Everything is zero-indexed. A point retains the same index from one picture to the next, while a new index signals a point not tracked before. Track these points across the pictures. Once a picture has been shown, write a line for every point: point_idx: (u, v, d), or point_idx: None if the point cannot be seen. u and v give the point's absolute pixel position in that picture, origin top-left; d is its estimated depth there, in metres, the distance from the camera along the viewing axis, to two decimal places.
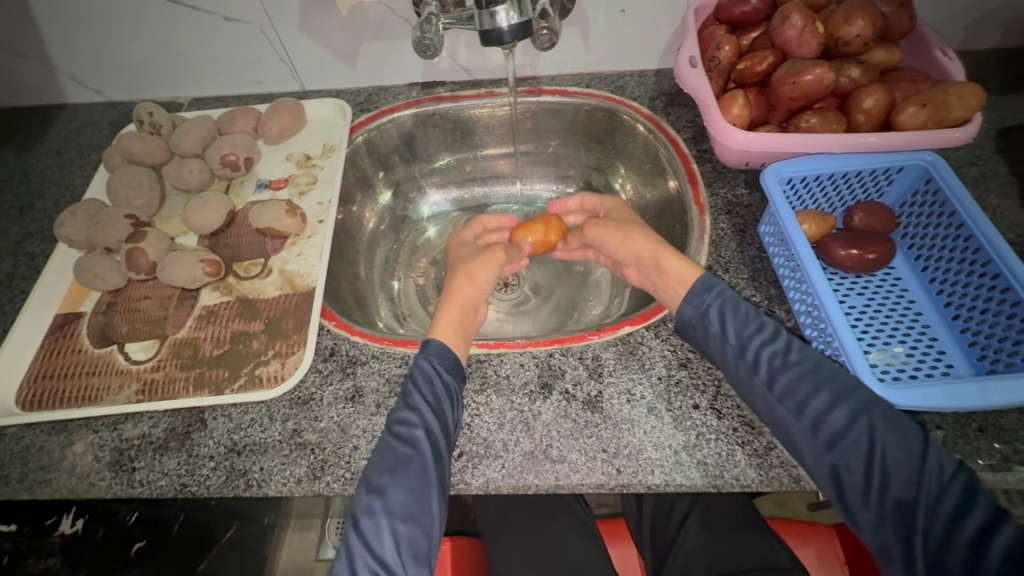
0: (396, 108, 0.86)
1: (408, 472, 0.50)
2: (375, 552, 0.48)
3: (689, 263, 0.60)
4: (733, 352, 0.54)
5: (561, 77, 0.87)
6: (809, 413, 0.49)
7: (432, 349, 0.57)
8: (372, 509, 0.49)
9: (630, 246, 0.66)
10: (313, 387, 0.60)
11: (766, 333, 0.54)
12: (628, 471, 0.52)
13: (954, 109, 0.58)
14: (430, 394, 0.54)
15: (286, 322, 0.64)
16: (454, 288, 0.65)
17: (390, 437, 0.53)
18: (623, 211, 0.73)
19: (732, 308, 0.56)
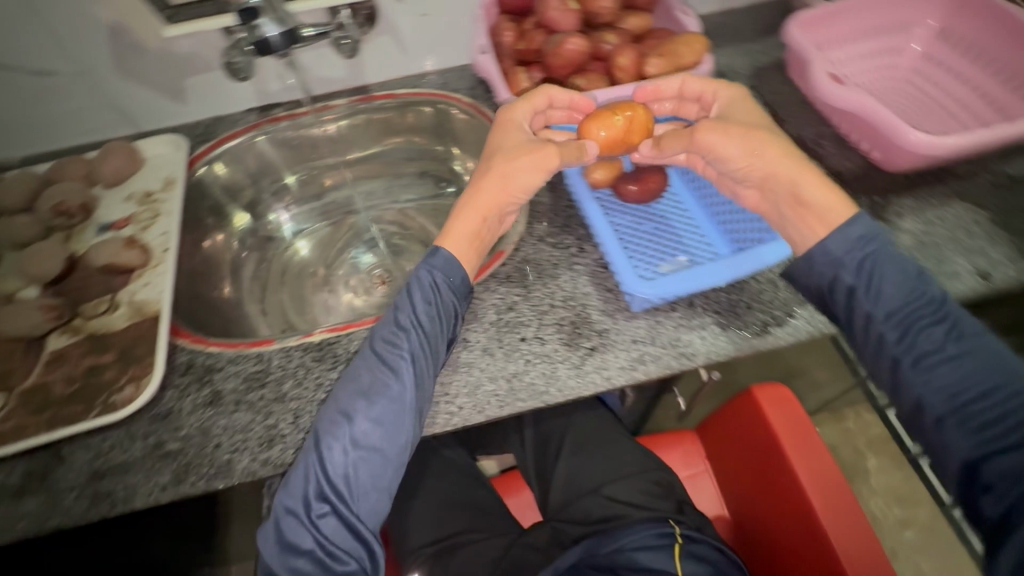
0: (237, 133, 0.89)
1: (381, 401, 0.56)
2: (334, 473, 0.55)
3: (842, 197, 0.58)
4: (879, 315, 0.54)
5: (390, 83, 0.95)
6: (956, 400, 0.50)
7: (434, 264, 0.61)
8: (338, 431, 0.55)
9: (754, 156, 0.59)
10: (172, 401, 0.62)
11: (928, 308, 0.53)
12: (467, 406, 0.60)
13: (685, 55, 0.70)
14: (425, 324, 0.59)
15: (139, 348, 0.66)
16: (482, 187, 0.61)
17: (375, 359, 0.58)
18: (754, 109, 0.63)
19: (886, 272, 0.55)
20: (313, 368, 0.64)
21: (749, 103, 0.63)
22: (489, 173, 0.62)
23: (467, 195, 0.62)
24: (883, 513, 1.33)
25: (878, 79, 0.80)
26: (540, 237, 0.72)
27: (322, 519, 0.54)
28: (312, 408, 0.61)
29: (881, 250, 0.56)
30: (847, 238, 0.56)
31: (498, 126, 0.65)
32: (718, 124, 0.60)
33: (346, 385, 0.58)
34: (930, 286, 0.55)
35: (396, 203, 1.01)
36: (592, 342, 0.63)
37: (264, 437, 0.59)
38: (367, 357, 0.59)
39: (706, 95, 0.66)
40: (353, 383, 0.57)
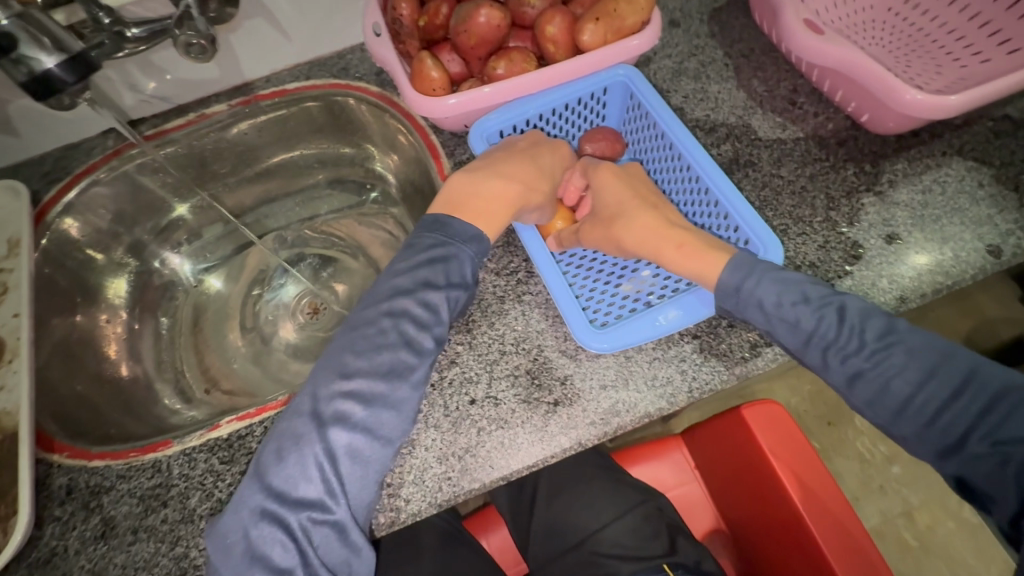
0: (93, 167, 0.72)
1: (401, 385, 0.47)
2: (337, 470, 0.45)
3: (716, 248, 0.51)
4: (795, 346, 0.48)
5: (277, 75, 0.76)
6: (907, 413, 0.44)
7: (476, 248, 0.52)
8: (348, 418, 0.46)
9: (619, 249, 0.54)
10: (54, 540, 0.51)
11: (829, 324, 0.46)
12: (415, 499, 0.50)
13: (626, 16, 0.55)
14: (459, 302, 0.52)
15: (1, 477, 0.53)
16: (539, 179, 0.56)
17: (399, 336, 0.48)
18: (625, 184, 0.55)
19: (778, 305, 0.47)
20: (225, 473, 0.52)
21: (621, 178, 0.55)
22: (535, 184, 0.55)
23: (510, 190, 0.54)
24: (871, 452, 1.24)
25: (856, 13, 0.67)
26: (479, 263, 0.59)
27: (313, 524, 0.44)
28: None
29: (758, 285, 0.48)
30: (720, 287, 0.49)
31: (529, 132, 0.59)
32: (592, 224, 0.55)
33: (357, 359, 0.48)
34: (821, 301, 0.47)
35: (313, 217, 0.87)
36: (554, 394, 0.53)
37: (173, 572, 0.49)
38: (389, 331, 0.49)
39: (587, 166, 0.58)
40: (365, 360, 0.48)
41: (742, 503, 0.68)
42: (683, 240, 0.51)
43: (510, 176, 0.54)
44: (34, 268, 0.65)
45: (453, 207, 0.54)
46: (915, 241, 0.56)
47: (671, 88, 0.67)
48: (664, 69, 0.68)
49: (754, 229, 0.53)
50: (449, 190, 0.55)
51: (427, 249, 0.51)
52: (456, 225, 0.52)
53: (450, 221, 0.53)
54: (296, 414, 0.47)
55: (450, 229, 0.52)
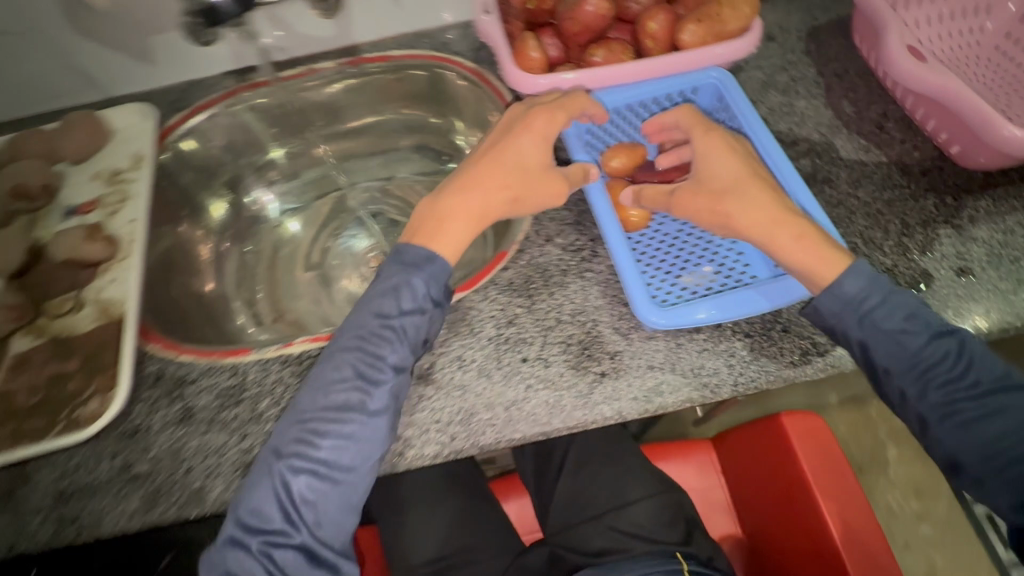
0: (212, 101, 0.79)
1: (356, 419, 0.50)
2: (295, 498, 0.49)
3: (832, 251, 0.51)
4: (899, 369, 0.48)
5: (384, 42, 0.82)
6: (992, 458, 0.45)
7: (428, 272, 0.53)
8: (304, 453, 0.49)
9: (721, 226, 0.54)
10: (140, 418, 0.57)
11: (949, 362, 0.48)
12: (460, 437, 0.54)
13: (728, 21, 0.58)
14: (419, 333, 0.53)
15: (104, 355, 0.60)
16: (490, 190, 0.55)
17: (353, 370, 0.51)
18: (736, 159, 0.54)
19: (901, 329, 0.48)
20: (293, 385, 0.58)
21: (736, 153, 0.54)
22: (498, 191, 0.55)
23: (469, 203, 0.55)
24: (900, 505, 1.20)
25: (960, 48, 0.67)
26: (548, 237, 0.63)
27: (272, 550, 0.48)
28: None
29: (874, 301, 0.49)
30: (841, 295, 0.49)
31: (502, 130, 0.58)
32: (695, 190, 0.54)
33: (316, 397, 0.51)
34: (944, 333, 0.49)
35: (391, 177, 0.92)
36: (602, 366, 0.55)
37: (238, 464, 0.55)
38: (341, 367, 0.52)
39: (692, 129, 0.57)
40: (322, 397, 0.51)
41: (764, 509, 0.69)
42: (804, 232, 0.51)
43: (468, 189, 0.55)
44: (154, 182, 0.73)
45: (415, 233, 0.56)
46: (989, 279, 0.56)
47: (758, 98, 0.68)
48: (753, 80, 0.69)
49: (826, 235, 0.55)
50: (416, 214, 0.57)
51: (381, 284, 0.54)
52: (410, 252, 0.54)
53: (405, 248, 0.55)
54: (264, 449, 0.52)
55: (403, 257, 0.54)
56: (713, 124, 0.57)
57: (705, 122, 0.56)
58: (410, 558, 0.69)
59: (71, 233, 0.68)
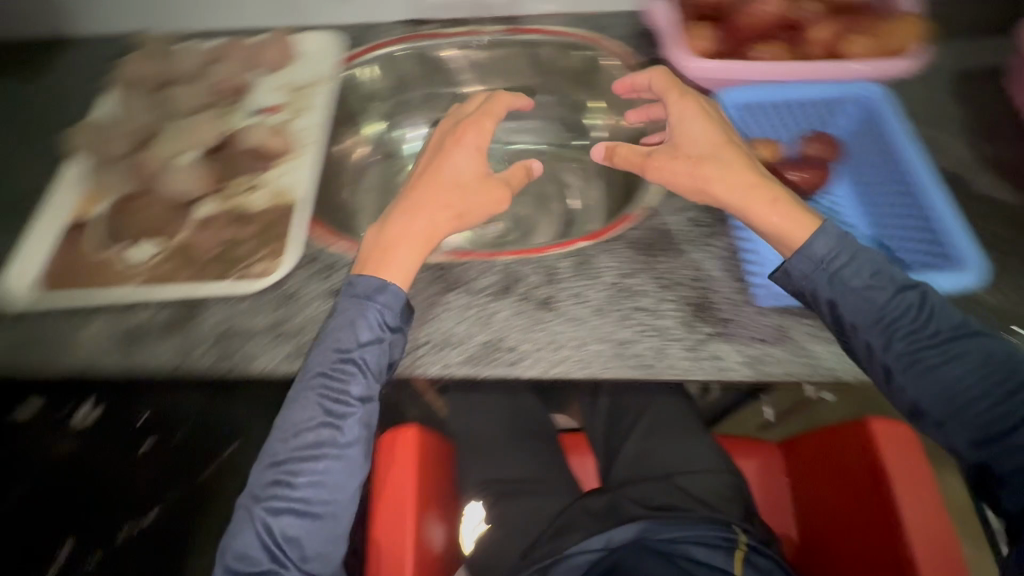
0: (380, 46, 0.88)
1: (328, 456, 0.56)
2: (279, 537, 0.55)
3: (806, 214, 0.57)
4: (865, 324, 0.54)
5: (546, 17, 0.90)
6: (960, 408, 0.52)
7: (383, 300, 0.58)
8: (281, 495, 0.55)
9: (697, 192, 0.60)
10: (298, 285, 0.67)
11: (909, 315, 0.54)
12: (570, 360, 0.59)
13: (893, 38, 0.65)
14: (378, 366, 0.58)
15: (277, 229, 0.71)
16: (427, 208, 0.62)
17: (320, 411, 0.56)
18: (713, 125, 0.60)
19: (867, 286, 0.54)
20: (427, 287, 0.65)
21: (709, 120, 0.61)
22: (441, 212, 0.62)
23: (416, 227, 0.61)
24: None
25: None
26: (676, 209, 0.69)
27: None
28: (420, 324, 0.62)
29: (842, 262, 0.55)
30: (812, 256, 0.55)
31: (429, 153, 0.67)
32: (672, 155, 0.60)
33: (290, 442, 0.56)
34: (906, 287, 0.54)
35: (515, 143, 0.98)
36: (713, 328, 0.60)
37: None
38: (309, 407, 0.57)
39: (669, 92, 0.63)
40: (294, 438, 0.56)
41: (834, 506, 0.71)
42: (778, 197, 0.57)
43: (413, 216, 0.62)
44: (331, 99, 0.84)
45: (363, 265, 0.61)
46: None
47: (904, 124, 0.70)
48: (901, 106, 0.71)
49: (957, 245, 0.58)
50: (365, 244, 0.63)
51: (340, 319, 0.58)
52: (360, 284, 0.59)
53: (356, 280, 0.60)
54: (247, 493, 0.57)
55: (356, 292, 0.59)
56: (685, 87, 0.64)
57: (676, 85, 0.62)
58: (490, 476, 0.75)
59: (260, 125, 0.80)
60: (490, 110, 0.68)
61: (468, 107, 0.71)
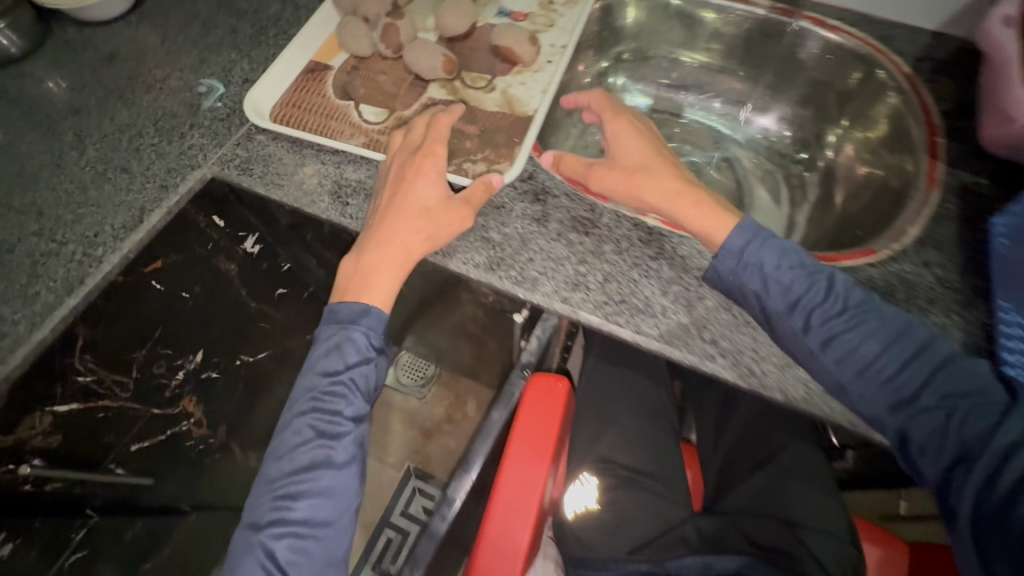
0: None
1: (326, 472, 0.58)
2: (280, 562, 0.55)
3: (727, 212, 0.57)
4: (779, 311, 0.54)
5: (826, 8, 0.81)
6: (870, 373, 0.52)
7: (367, 325, 0.60)
8: (280, 519, 0.56)
9: (632, 198, 0.60)
10: (507, 198, 0.64)
11: (815, 293, 0.54)
12: (771, 376, 0.55)
13: None
14: (365, 386, 0.61)
15: (498, 136, 0.68)
16: (388, 228, 0.59)
17: (315, 434, 0.59)
18: (645, 145, 0.62)
19: (775, 269, 0.54)
20: (637, 247, 0.61)
21: (644, 138, 0.62)
22: (412, 237, 0.59)
23: (390, 257, 0.59)
24: None
25: None
26: (926, 261, 0.61)
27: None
28: (622, 282, 0.59)
29: (759, 254, 0.55)
30: (732, 251, 0.55)
31: (388, 177, 0.62)
32: (609, 167, 0.61)
33: (287, 463, 0.58)
34: (813, 273, 0.55)
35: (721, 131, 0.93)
36: None
37: (570, 280, 0.60)
38: (305, 431, 0.59)
39: (602, 115, 0.65)
40: (289, 462, 0.58)
41: None
42: (700, 199, 0.58)
43: (384, 248, 0.59)
44: (579, 24, 0.80)
45: (340, 293, 0.61)
46: None
47: None
48: None
49: None
50: (342, 272, 0.61)
51: (324, 345, 0.60)
52: (344, 310, 0.60)
53: (337, 307, 0.60)
54: (245, 525, 0.58)
55: (337, 318, 0.60)
56: (621, 107, 0.65)
57: (613, 105, 0.65)
58: (615, 458, 0.72)
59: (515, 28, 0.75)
60: (430, 132, 0.63)
61: (413, 134, 0.64)
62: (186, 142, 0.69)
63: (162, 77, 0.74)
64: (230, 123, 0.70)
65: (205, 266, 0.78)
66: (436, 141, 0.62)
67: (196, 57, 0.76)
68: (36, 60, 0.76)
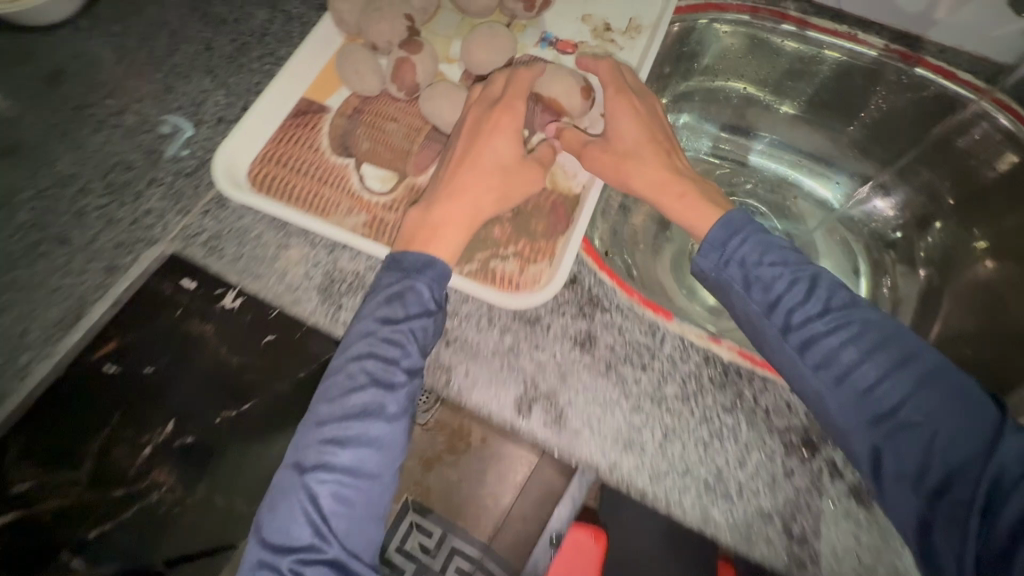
0: (727, 8, 0.65)
1: (378, 426, 0.43)
2: (324, 514, 0.41)
3: (717, 204, 0.50)
4: (758, 311, 0.46)
5: (956, 53, 0.64)
6: (852, 384, 0.42)
7: (433, 276, 0.46)
8: (324, 460, 0.41)
9: (617, 177, 0.53)
10: (544, 311, 0.50)
11: (797, 291, 0.44)
12: None
13: None
14: (429, 333, 0.46)
15: (536, 220, 0.53)
16: (456, 183, 0.49)
17: (365, 383, 0.44)
18: (644, 125, 0.53)
19: (757, 263, 0.46)
20: (707, 392, 0.48)
21: (644, 113, 0.54)
22: (484, 193, 0.49)
23: (457, 212, 0.49)
24: None
25: None
26: None
27: (304, 570, 0.39)
28: (687, 441, 0.46)
29: (741, 241, 0.47)
30: (716, 246, 0.47)
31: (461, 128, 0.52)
32: (603, 148, 0.53)
33: (331, 406, 0.43)
34: (799, 268, 0.45)
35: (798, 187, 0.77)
36: None
37: (620, 434, 0.47)
38: (352, 377, 0.44)
39: (605, 89, 0.56)
40: (336, 406, 0.43)
41: None
42: (687, 190, 0.50)
43: (455, 198, 0.49)
44: (641, 60, 0.64)
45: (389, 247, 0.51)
46: None
47: None
48: None
49: None
50: (404, 226, 0.50)
51: (382, 291, 0.46)
52: (409, 257, 0.47)
53: (403, 255, 0.47)
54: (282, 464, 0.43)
55: (403, 263, 0.47)
56: (627, 76, 0.57)
57: (613, 71, 0.56)
58: None
59: (566, 72, 0.57)
60: (509, 81, 0.53)
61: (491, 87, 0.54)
62: (141, 205, 0.54)
63: (116, 109, 0.59)
64: (197, 181, 0.55)
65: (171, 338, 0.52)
66: (520, 89, 0.52)
67: (160, 83, 0.60)
68: None
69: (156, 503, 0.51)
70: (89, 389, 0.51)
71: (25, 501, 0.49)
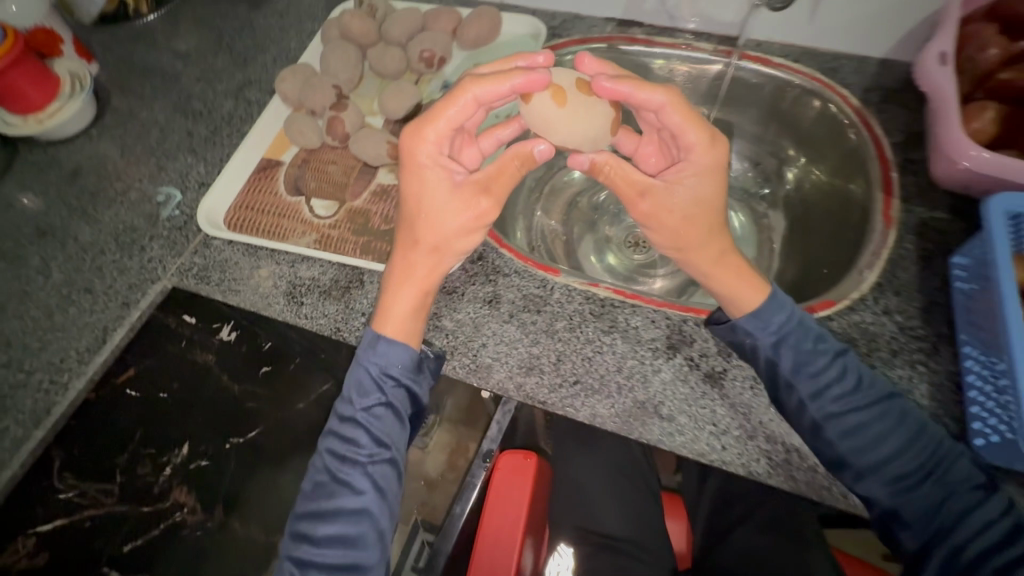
0: (588, 40, 0.81)
1: (339, 508, 0.53)
2: None
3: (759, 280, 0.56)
4: (808, 394, 0.52)
5: (770, 44, 0.78)
6: (882, 471, 0.51)
7: (377, 371, 0.56)
8: (302, 543, 0.53)
9: (677, 250, 0.56)
10: (458, 282, 0.65)
11: (846, 381, 0.52)
12: (732, 450, 0.54)
13: None
14: (376, 426, 0.55)
15: None
16: (412, 258, 0.57)
17: (328, 474, 0.55)
18: (717, 189, 0.53)
19: (812, 351, 0.53)
20: (589, 322, 0.61)
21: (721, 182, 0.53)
22: (433, 265, 0.58)
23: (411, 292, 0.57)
24: None
25: None
26: (885, 309, 0.60)
27: None
28: (576, 360, 0.59)
29: (797, 337, 0.53)
30: (764, 323, 0.54)
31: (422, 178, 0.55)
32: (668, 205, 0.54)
33: (307, 499, 0.55)
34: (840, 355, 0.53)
35: None
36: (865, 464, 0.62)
37: (524, 362, 0.60)
38: (321, 470, 0.55)
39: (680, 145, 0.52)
40: (313, 494, 0.55)
41: None
42: (739, 265, 0.56)
43: (404, 278, 0.57)
44: None
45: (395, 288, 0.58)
46: None
47: None
48: None
49: None
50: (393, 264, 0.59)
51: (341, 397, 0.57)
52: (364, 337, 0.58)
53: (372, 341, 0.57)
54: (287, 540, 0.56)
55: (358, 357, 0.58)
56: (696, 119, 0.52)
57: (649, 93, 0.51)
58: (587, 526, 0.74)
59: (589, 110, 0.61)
60: (450, 95, 0.53)
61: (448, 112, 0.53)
62: (146, 256, 0.71)
63: (122, 189, 0.76)
64: (187, 232, 0.72)
65: (182, 364, 0.68)
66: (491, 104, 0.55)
67: (155, 165, 0.78)
68: (5, 183, 0.79)
69: (179, 521, 0.64)
70: (112, 405, 0.66)
71: (67, 511, 0.62)
